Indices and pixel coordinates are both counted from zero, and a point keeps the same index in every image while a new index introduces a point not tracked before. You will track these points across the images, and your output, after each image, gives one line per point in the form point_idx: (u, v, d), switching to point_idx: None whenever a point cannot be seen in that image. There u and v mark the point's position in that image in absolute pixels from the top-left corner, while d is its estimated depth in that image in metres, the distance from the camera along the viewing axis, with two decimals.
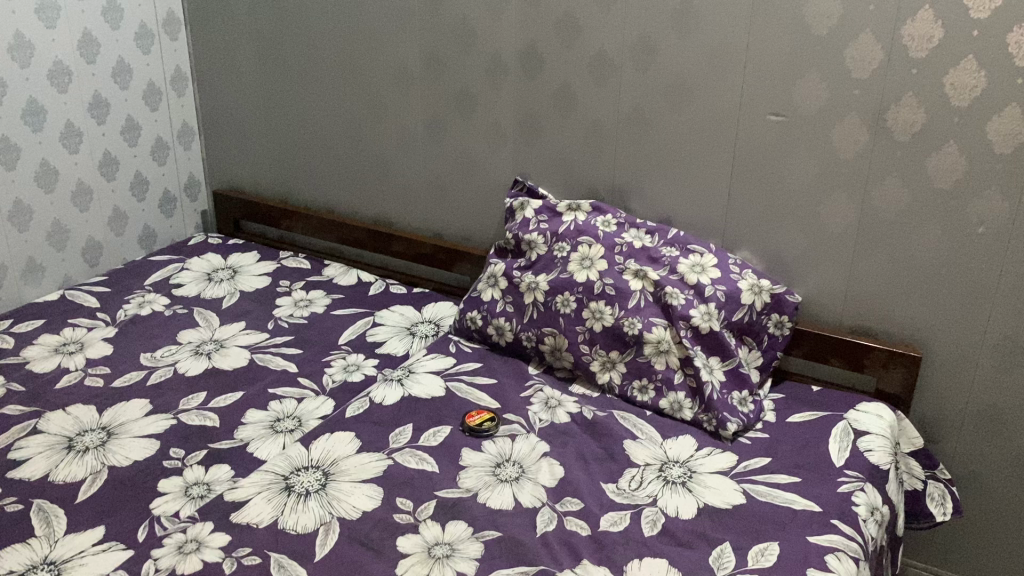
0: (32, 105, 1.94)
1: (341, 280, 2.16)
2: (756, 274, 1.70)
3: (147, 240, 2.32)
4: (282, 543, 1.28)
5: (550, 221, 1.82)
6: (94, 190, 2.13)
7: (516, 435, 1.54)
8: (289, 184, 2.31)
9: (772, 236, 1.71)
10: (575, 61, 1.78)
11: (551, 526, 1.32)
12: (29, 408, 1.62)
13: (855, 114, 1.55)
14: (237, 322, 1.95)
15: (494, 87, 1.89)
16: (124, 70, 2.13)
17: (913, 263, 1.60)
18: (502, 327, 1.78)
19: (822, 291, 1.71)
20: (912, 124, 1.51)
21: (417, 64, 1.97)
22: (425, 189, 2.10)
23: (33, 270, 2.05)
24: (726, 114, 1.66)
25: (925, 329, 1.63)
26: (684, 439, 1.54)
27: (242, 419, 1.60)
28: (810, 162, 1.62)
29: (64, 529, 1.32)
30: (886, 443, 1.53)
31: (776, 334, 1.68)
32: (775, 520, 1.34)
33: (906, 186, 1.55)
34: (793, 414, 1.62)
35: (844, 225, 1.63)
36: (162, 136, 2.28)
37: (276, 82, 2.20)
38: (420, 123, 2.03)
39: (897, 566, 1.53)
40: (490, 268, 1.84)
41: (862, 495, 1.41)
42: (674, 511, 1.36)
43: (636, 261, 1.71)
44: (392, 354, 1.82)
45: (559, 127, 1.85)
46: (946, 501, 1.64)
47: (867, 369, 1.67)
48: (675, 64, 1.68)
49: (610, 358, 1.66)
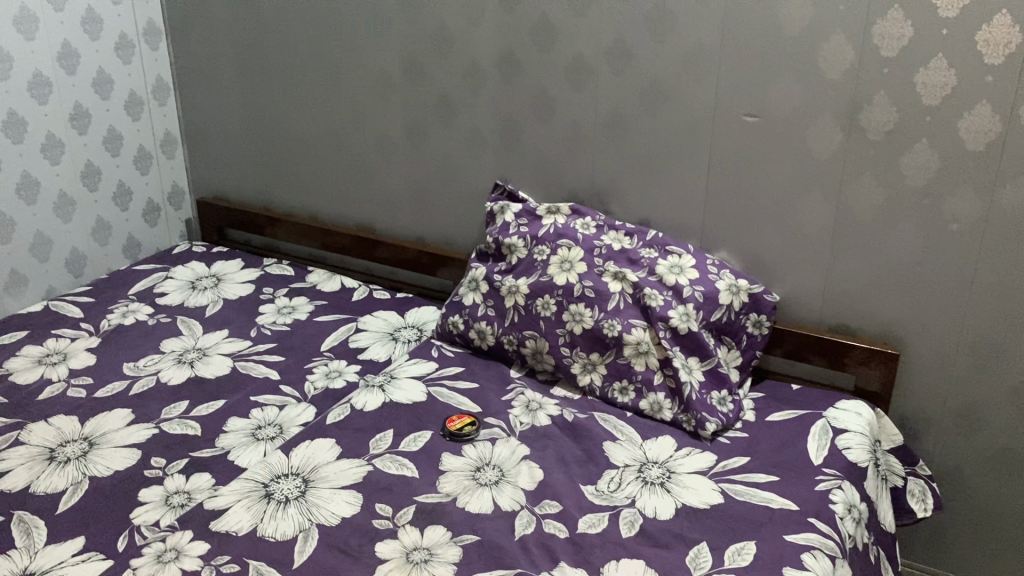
0: (13, 118, 1.94)
1: (325, 287, 2.17)
2: (733, 274, 1.71)
3: (132, 249, 2.33)
4: (261, 550, 1.28)
5: (530, 225, 1.82)
6: (77, 200, 2.14)
7: (496, 439, 1.54)
8: (272, 192, 2.32)
9: (750, 236, 1.72)
10: (552, 65, 1.78)
11: (530, 529, 1.33)
12: (11, 419, 1.62)
13: (828, 115, 1.56)
14: (220, 330, 1.96)
15: (473, 92, 1.90)
16: (104, 80, 2.13)
17: (889, 262, 1.61)
18: (484, 331, 1.78)
19: (800, 290, 1.72)
20: (884, 123, 1.52)
21: (397, 71, 1.97)
22: (407, 195, 2.11)
23: (16, 282, 2.05)
24: (702, 115, 1.67)
25: (903, 326, 1.64)
26: (663, 440, 1.55)
27: (224, 427, 1.60)
28: (786, 162, 1.63)
29: (44, 540, 1.32)
30: (864, 440, 1.54)
31: (755, 334, 1.70)
32: (753, 519, 1.34)
33: (881, 185, 1.56)
34: (772, 413, 1.62)
35: (821, 224, 1.64)
36: (144, 146, 2.29)
37: (257, 91, 2.20)
38: (400, 128, 2.03)
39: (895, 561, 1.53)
40: (471, 273, 1.85)
41: (840, 492, 1.42)
42: (652, 511, 1.37)
43: (616, 263, 1.71)
44: (375, 360, 1.83)
45: (538, 132, 1.86)
46: (927, 497, 1.65)
47: (846, 366, 1.67)
48: (650, 67, 1.68)
49: (590, 361, 1.67)
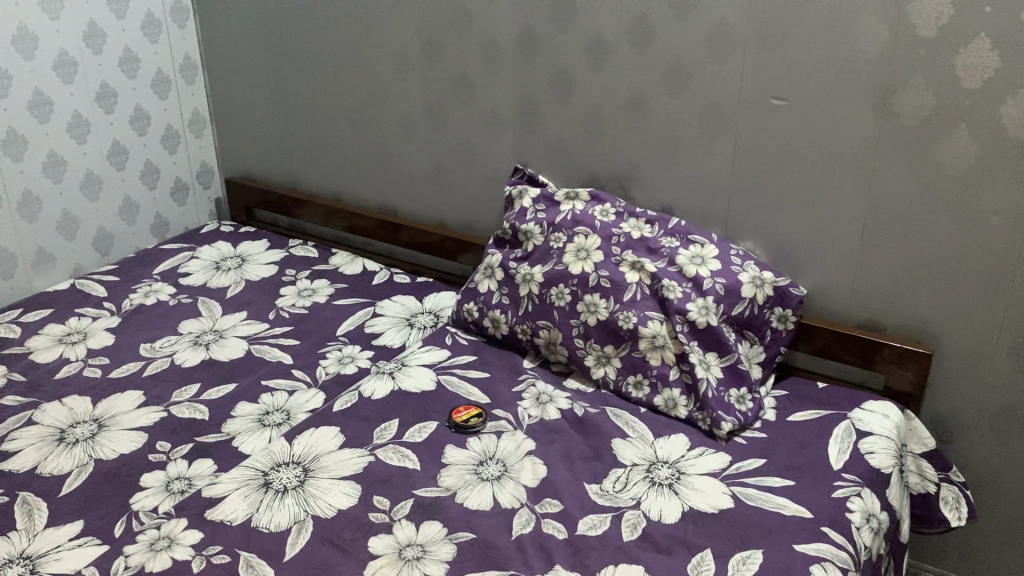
0: (39, 97, 1.96)
1: (347, 269, 2.15)
2: (759, 266, 1.63)
3: (160, 228, 2.34)
4: (254, 541, 1.27)
5: (547, 211, 1.77)
6: (103, 179, 2.15)
7: (503, 433, 1.50)
8: (299, 172, 2.31)
9: (776, 225, 1.64)
10: (571, 44, 1.72)
11: (528, 529, 1.29)
12: (26, 399, 1.64)
13: (859, 99, 1.47)
14: (239, 312, 1.95)
15: (492, 72, 1.85)
16: (131, 59, 2.13)
17: (924, 255, 1.51)
18: (498, 320, 1.74)
19: (829, 283, 1.63)
20: (919, 107, 1.42)
21: (416, 50, 1.93)
22: (429, 178, 2.07)
23: (44, 259, 2.08)
24: (726, 98, 1.59)
25: (937, 324, 1.55)
26: (676, 438, 1.49)
27: (232, 411, 1.60)
28: (814, 149, 1.54)
29: (44, 524, 1.33)
30: (890, 444, 1.46)
31: (780, 329, 1.62)
32: (762, 526, 1.28)
33: (915, 174, 1.47)
34: (794, 412, 1.55)
35: (850, 216, 1.56)
36: (172, 125, 2.29)
37: (281, 69, 2.18)
38: (421, 109, 2.00)
39: (901, 574, 1.46)
40: (487, 259, 1.80)
41: (858, 500, 1.34)
42: (657, 514, 1.31)
43: (634, 252, 1.65)
44: (389, 346, 1.80)
45: (557, 114, 1.80)
46: (961, 505, 1.54)
47: (876, 365, 1.58)
48: (673, 47, 1.61)
49: (605, 354, 1.62)
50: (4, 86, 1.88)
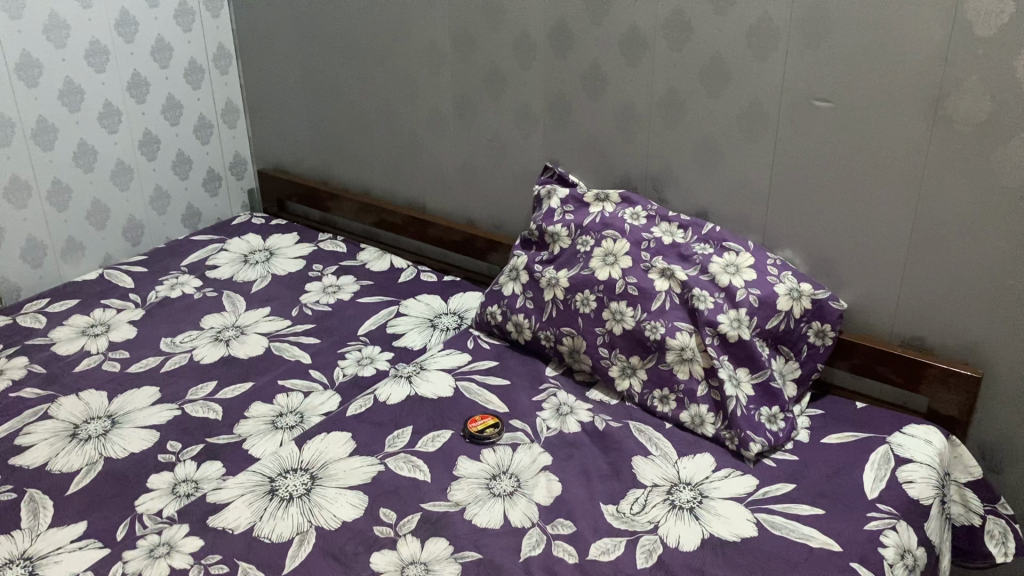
0: (70, 86, 1.95)
1: (374, 266, 2.10)
2: (797, 277, 1.54)
3: (191, 219, 2.33)
4: (254, 551, 1.23)
5: (576, 213, 1.70)
6: (134, 168, 2.14)
7: (518, 445, 1.44)
8: (330, 165, 2.27)
9: (816, 235, 1.55)
10: (605, 39, 1.64)
11: (537, 551, 1.23)
12: (44, 392, 1.63)
13: (910, 103, 1.36)
14: (262, 308, 1.92)
15: (524, 66, 1.78)
16: (163, 48, 2.11)
17: (976, 271, 1.41)
18: (521, 324, 1.68)
19: (872, 297, 1.54)
20: (976, 112, 1.32)
21: (447, 42, 1.88)
22: (458, 175, 2.01)
23: (73, 249, 2.07)
24: (767, 98, 1.50)
25: (989, 345, 1.44)
26: (701, 458, 1.41)
27: (246, 412, 1.56)
28: (859, 155, 1.45)
29: (48, 523, 1.31)
30: (930, 473, 1.36)
31: (817, 345, 1.53)
32: (786, 558, 1.20)
33: (969, 183, 1.36)
34: (829, 434, 1.46)
35: (898, 226, 1.45)
36: (205, 115, 2.27)
37: (314, 60, 2.14)
38: (452, 103, 1.94)
39: None
40: (513, 261, 1.74)
41: (893, 534, 1.25)
42: (674, 541, 1.24)
43: (665, 258, 1.57)
44: (409, 348, 1.75)
45: (590, 111, 1.73)
46: (1008, 540, 1.44)
47: (920, 387, 1.49)
48: (711, 43, 1.52)
49: (630, 364, 1.54)
50: (34, 75, 1.88)
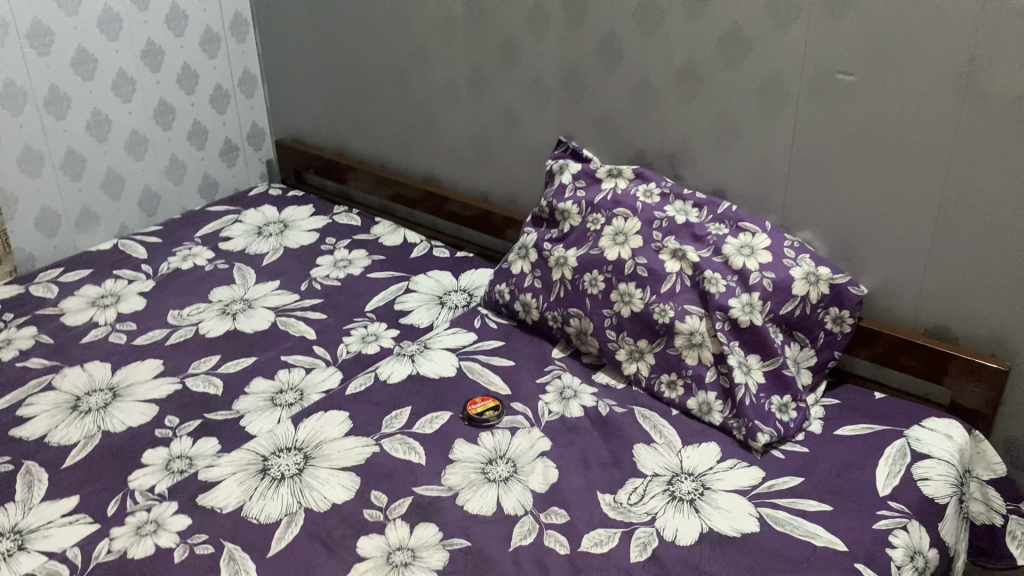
0: (82, 54, 1.93)
1: (387, 240, 2.07)
2: (815, 260, 1.46)
3: (208, 189, 2.31)
4: (240, 532, 1.21)
5: (587, 189, 1.64)
6: (149, 138, 2.12)
7: (518, 429, 1.40)
8: (347, 136, 2.23)
9: (837, 216, 1.48)
10: (620, 7, 1.57)
11: (528, 540, 1.19)
12: (50, 362, 1.63)
13: (939, 78, 1.28)
14: (271, 281, 1.90)
15: (538, 36, 1.71)
16: (178, 16, 2.09)
17: (1007, 257, 1.32)
18: (529, 304, 1.63)
19: (895, 282, 1.46)
20: (1011, 88, 1.22)
21: (461, 11, 1.82)
22: (472, 148, 1.96)
23: (88, 218, 2.07)
24: (788, 71, 1.42)
25: (1018, 335, 1.36)
26: (706, 448, 1.36)
27: (246, 388, 1.55)
28: (883, 133, 1.36)
29: (41, 496, 1.31)
30: (950, 471, 1.29)
31: (835, 332, 1.45)
32: (787, 556, 1.15)
33: (1002, 163, 1.27)
34: (844, 426, 1.39)
35: (923, 209, 1.37)
36: (221, 84, 2.25)
37: (329, 28, 2.10)
38: (465, 74, 1.88)
39: None
40: (523, 238, 1.69)
41: (903, 534, 1.19)
42: (671, 534, 1.19)
43: (677, 238, 1.51)
44: (415, 325, 1.72)
45: (604, 84, 1.66)
46: None
47: (942, 378, 1.41)
48: (729, 13, 1.44)
49: (638, 348, 1.49)
50: (46, 43, 1.86)
